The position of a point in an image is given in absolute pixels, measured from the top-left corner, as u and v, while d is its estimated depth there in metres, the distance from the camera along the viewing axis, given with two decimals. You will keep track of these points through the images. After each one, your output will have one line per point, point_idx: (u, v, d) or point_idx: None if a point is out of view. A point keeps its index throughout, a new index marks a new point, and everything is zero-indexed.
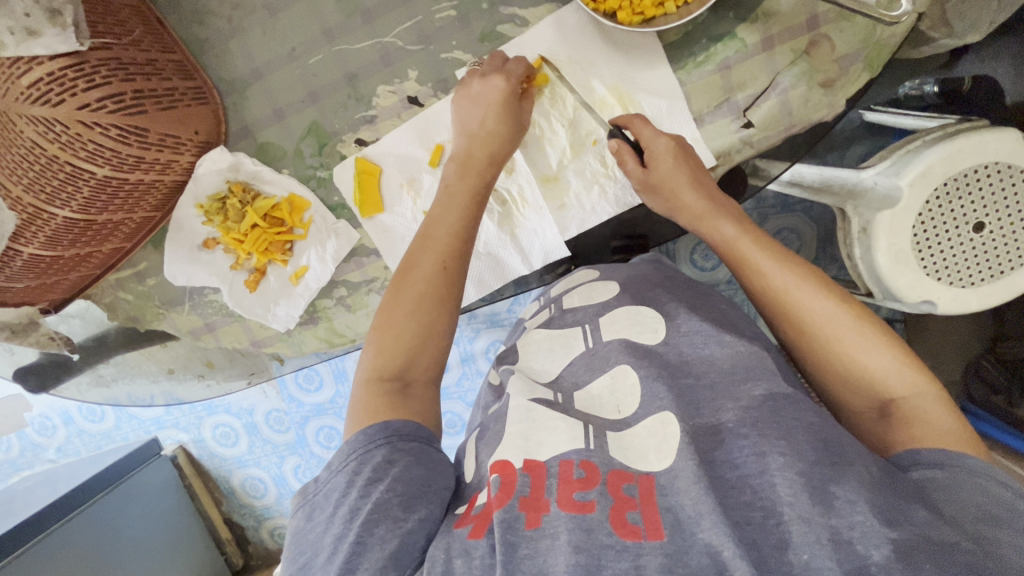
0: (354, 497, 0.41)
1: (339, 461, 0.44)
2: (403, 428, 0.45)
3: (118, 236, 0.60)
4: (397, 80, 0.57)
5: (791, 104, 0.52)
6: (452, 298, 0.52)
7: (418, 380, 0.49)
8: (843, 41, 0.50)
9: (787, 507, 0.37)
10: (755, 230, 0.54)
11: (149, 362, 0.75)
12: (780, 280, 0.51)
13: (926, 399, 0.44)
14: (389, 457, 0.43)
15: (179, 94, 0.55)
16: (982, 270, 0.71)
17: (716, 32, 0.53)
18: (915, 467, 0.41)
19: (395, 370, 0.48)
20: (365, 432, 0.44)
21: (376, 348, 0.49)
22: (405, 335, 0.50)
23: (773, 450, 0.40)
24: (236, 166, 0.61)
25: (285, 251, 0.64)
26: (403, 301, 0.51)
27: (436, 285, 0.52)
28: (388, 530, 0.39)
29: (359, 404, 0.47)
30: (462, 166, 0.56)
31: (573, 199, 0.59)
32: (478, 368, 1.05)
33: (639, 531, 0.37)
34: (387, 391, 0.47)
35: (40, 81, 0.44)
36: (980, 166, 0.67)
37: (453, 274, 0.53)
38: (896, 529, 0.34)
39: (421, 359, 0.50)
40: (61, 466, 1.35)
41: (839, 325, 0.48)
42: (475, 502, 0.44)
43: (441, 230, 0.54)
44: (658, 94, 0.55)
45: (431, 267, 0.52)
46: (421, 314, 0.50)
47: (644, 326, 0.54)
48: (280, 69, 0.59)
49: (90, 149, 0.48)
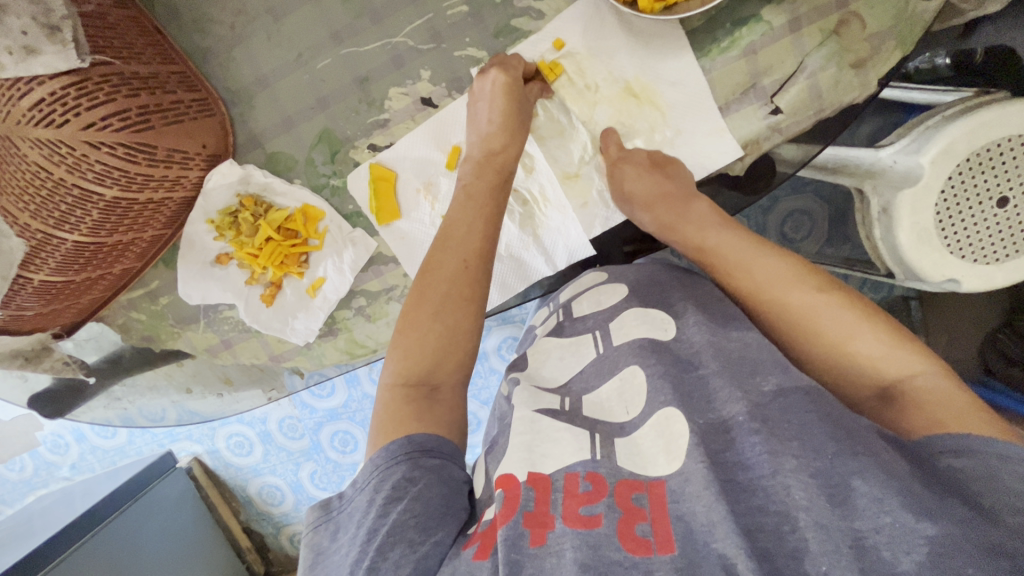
0: (372, 518, 0.40)
1: (363, 478, 0.43)
2: (425, 441, 0.43)
3: (130, 256, 0.58)
4: (410, 81, 0.55)
5: (820, 87, 0.50)
6: (476, 295, 0.50)
7: (446, 382, 0.47)
8: (873, 19, 0.48)
9: (802, 511, 0.35)
10: (733, 222, 0.55)
11: (165, 382, 0.74)
12: (761, 277, 0.51)
13: (923, 375, 0.43)
14: (410, 475, 0.41)
15: (184, 107, 0.52)
16: (1004, 245, 0.69)
17: (741, 16, 0.51)
18: (936, 453, 0.38)
19: (420, 375, 0.46)
20: (392, 448, 0.43)
21: (403, 352, 0.47)
22: (430, 337, 0.48)
23: (787, 452, 0.38)
24: (247, 179, 0.59)
25: (301, 263, 0.62)
26: (426, 302, 0.49)
27: (460, 284, 0.50)
28: (403, 554, 0.38)
29: (384, 410, 0.45)
30: (479, 163, 0.55)
31: (596, 196, 0.58)
32: (490, 366, 1.04)
33: (650, 544, 0.37)
34: (412, 396, 0.45)
35: (42, 103, 0.42)
36: (1005, 139, 0.65)
37: (477, 271, 0.51)
38: (936, 524, 0.32)
39: (447, 359, 0.48)
40: (77, 484, 1.34)
41: (820, 312, 0.48)
42: (482, 519, 0.43)
43: (461, 228, 0.52)
44: (681, 83, 0.53)
45: (451, 270, 0.50)
46: (444, 316, 0.48)
47: (653, 323, 0.53)
48: (287, 75, 0.57)
49: (97, 170, 0.46)
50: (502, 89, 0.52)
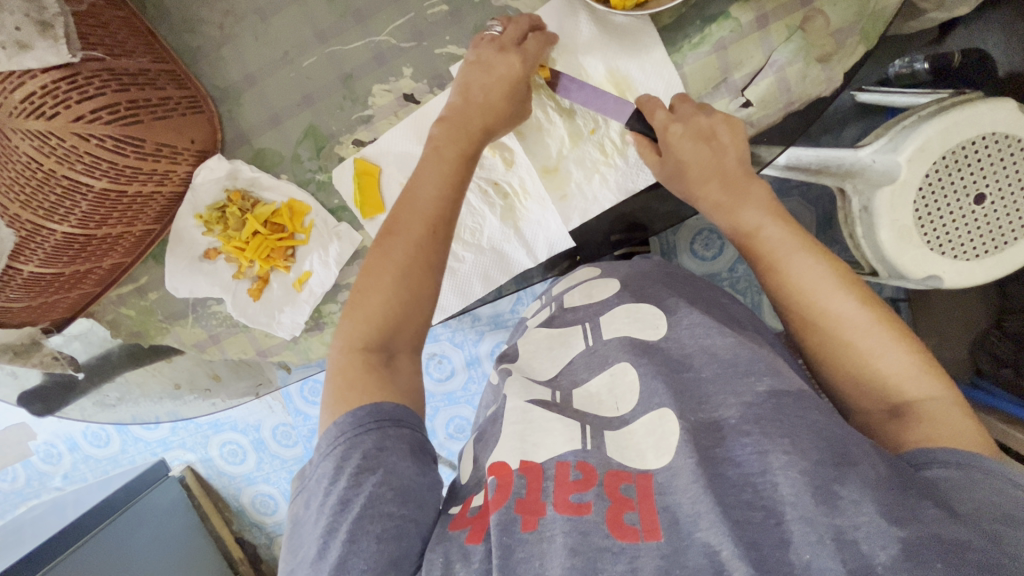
0: (342, 486, 0.40)
1: (328, 445, 0.42)
2: (393, 412, 0.43)
3: (118, 251, 0.59)
4: (392, 78, 0.57)
5: (789, 80, 0.52)
6: (438, 266, 0.49)
7: (404, 349, 0.47)
8: (837, 15, 0.50)
9: (789, 506, 0.36)
10: (779, 216, 0.52)
11: (154, 379, 0.75)
12: (801, 277, 0.49)
13: (941, 403, 0.44)
14: (380, 445, 0.41)
15: (174, 103, 0.54)
16: (984, 242, 0.71)
17: (710, 13, 0.52)
18: (929, 465, 0.40)
19: (379, 340, 0.46)
20: (356, 417, 0.42)
21: (364, 313, 0.47)
22: (392, 301, 0.47)
23: (776, 448, 0.39)
24: (234, 174, 0.60)
25: (287, 257, 0.64)
26: (388, 264, 0.48)
27: (425, 253, 0.48)
28: (382, 526, 0.38)
29: (341, 373, 0.45)
30: (449, 125, 0.52)
31: (574, 188, 0.59)
32: (483, 371, 1.05)
33: (637, 532, 0.37)
34: (371, 361, 0.45)
35: (34, 95, 0.43)
36: (978, 137, 0.67)
37: (442, 239, 0.50)
38: (905, 527, 0.33)
39: (408, 327, 0.47)
40: (69, 493, 1.34)
41: (855, 325, 0.47)
42: (469, 503, 0.43)
43: (424, 192, 0.50)
44: (654, 78, 0.55)
45: (415, 236, 0.49)
46: (407, 282, 0.47)
47: (645, 322, 0.53)
48: (274, 74, 0.59)
49: (87, 161, 0.48)
50: (484, 58, 0.52)
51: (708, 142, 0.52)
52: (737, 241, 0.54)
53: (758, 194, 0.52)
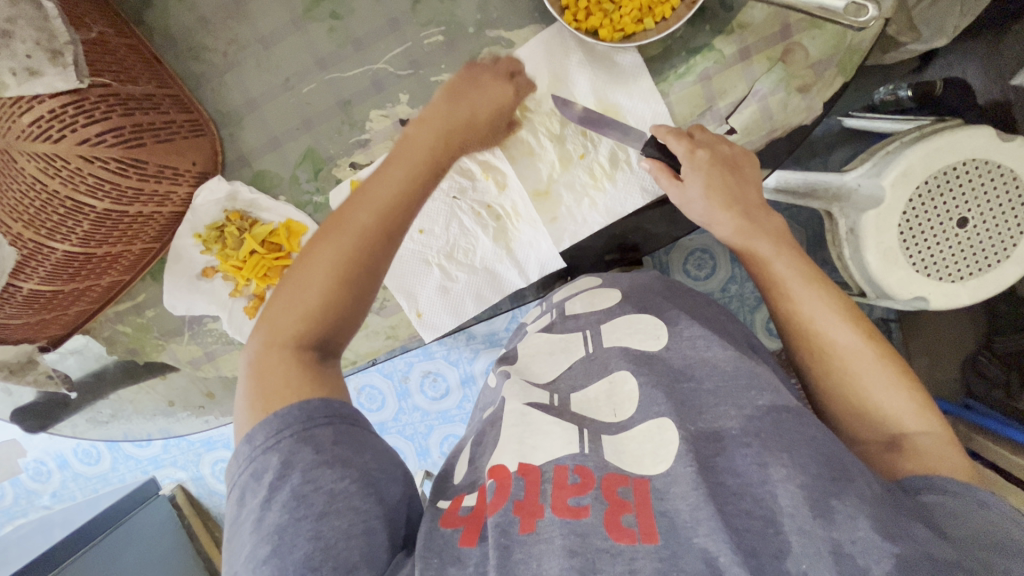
0: (294, 482, 0.39)
1: (267, 438, 0.41)
2: (345, 411, 0.43)
3: (118, 268, 0.60)
4: (389, 104, 0.59)
5: (771, 108, 0.54)
6: (383, 267, 0.48)
7: (331, 351, 0.46)
8: (815, 48, 0.52)
9: (787, 517, 0.37)
10: (790, 248, 0.54)
11: (148, 395, 0.75)
12: (808, 306, 0.51)
13: (936, 440, 0.45)
14: (335, 440, 0.41)
15: (176, 127, 0.56)
16: (968, 264, 0.72)
17: (695, 45, 0.55)
18: (926, 492, 0.42)
19: (315, 339, 0.45)
20: (305, 407, 0.42)
21: (299, 310, 0.45)
22: (333, 301, 0.45)
23: (775, 460, 0.40)
24: (233, 195, 0.62)
25: (284, 275, 0.65)
26: (330, 258, 0.46)
27: (372, 253, 0.47)
28: (350, 522, 0.38)
29: (270, 370, 0.43)
30: (425, 130, 0.52)
31: (564, 211, 0.61)
32: (477, 389, 1.06)
33: (635, 535, 0.38)
34: (303, 359, 0.44)
35: (41, 119, 0.45)
36: (958, 164, 0.69)
37: (390, 240, 0.48)
38: (899, 543, 0.35)
39: (342, 332, 0.46)
40: (57, 512, 1.32)
41: (859, 357, 0.48)
42: (462, 501, 0.44)
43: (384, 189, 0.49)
44: (641, 107, 0.56)
45: (365, 231, 0.47)
46: (353, 283, 0.46)
47: (645, 332, 0.54)
48: (275, 99, 0.60)
49: (90, 182, 0.49)
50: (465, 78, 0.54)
51: (733, 171, 0.54)
52: (744, 260, 0.56)
53: (775, 227, 0.55)
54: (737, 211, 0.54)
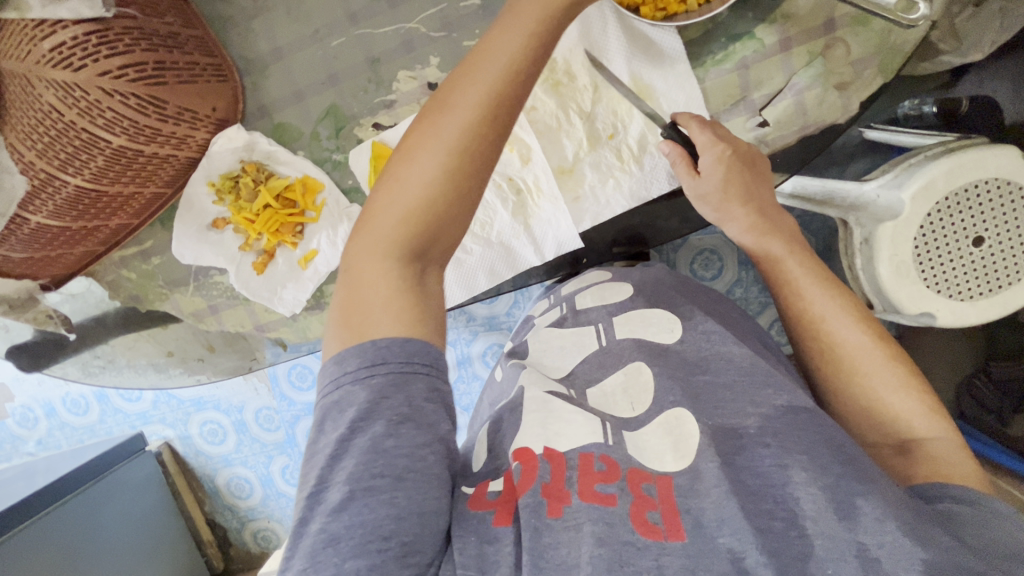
0: (348, 424, 0.36)
1: (331, 366, 0.39)
2: (438, 356, 0.39)
3: (127, 212, 0.59)
4: (418, 66, 0.57)
5: (806, 104, 0.53)
6: (487, 164, 0.41)
7: (435, 262, 0.42)
8: (858, 45, 0.51)
9: (810, 521, 0.36)
10: (803, 249, 0.55)
11: (148, 343, 0.73)
12: (819, 306, 0.52)
13: (947, 443, 0.45)
14: (395, 386, 0.37)
15: (199, 69, 0.54)
16: (979, 284, 0.72)
17: (736, 32, 0.54)
18: (940, 499, 0.41)
19: (417, 248, 0.40)
20: (402, 346, 0.38)
21: (399, 215, 0.39)
22: (439, 204, 0.39)
23: (796, 463, 0.39)
24: (251, 145, 0.60)
25: (296, 234, 0.63)
26: (432, 154, 0.39)
27: (478, 149, 0.40)
28: (395, 479, 0.35)
29: (376, 278, 0.39)
30: (514, 3, 0.42)
31: (588, 191, 0.60)
32: (473, 371, 1.05)
33: (660, 531, 0.37)
34: (411, 272, 0.40)
35: (63, 45, 0.44)
36: (981, 181, 0.69)
37: (495, 133, 0.41)
38: (927, 549, 0.34)
39: (449, 237, 0.41)
40: (41, 458, 1.32)
41: (867, 357, 0.49)
42: (487, 485, 0.43)
43: (493, 65, 0.40)
44: (676, 90, 0.56)
45: (466, 117, 0.40)
46: (456, 186, 0.40)
47: (659, 326, 0.54)
48: (302, 50, 0.59)
49: (108, 117, 0.48)
50: None
51: (749, 167, 0.53)
52: (758, 263, 0.56)
53: (787, 227, 0.56)
54: (752, 208, 0.54)
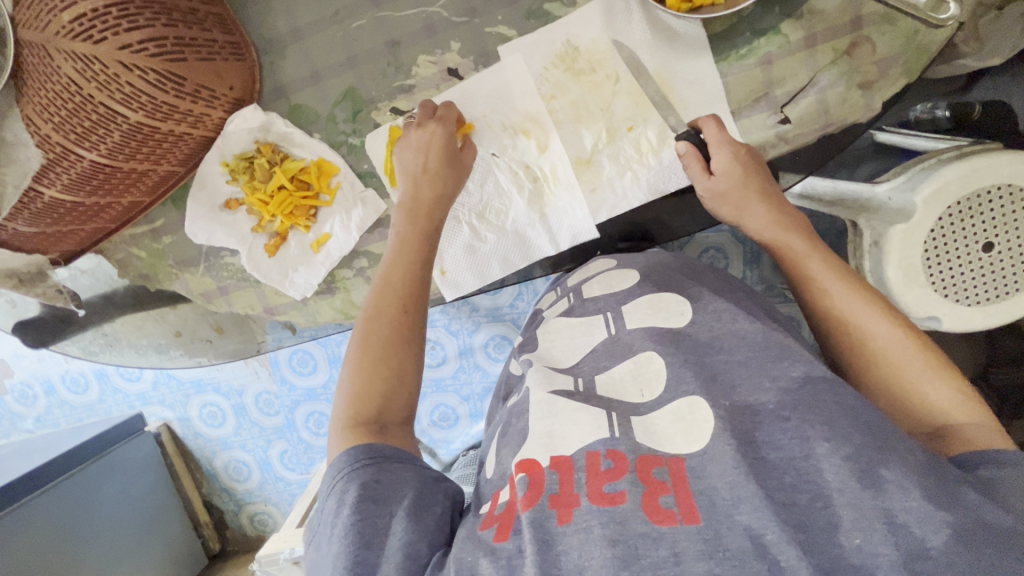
0: (347, 513, 0.41)
1: (328, 484, 0.44)
2: (386, 449, 0.45)
3: (140, 189, 0.59)
4: (439, 51, 0.57)
5: (829, 102, 0.53)
6: (414, 337, 0.52)
7: (394, 422, 0.48)
8: (884, 43, 0.51)
9: (836, 492, 0.36)
10: (824, 248, 0.55)
11: (154, 324, 0.72)
12: (843, 300, 0.52)
13: (985, 426, 0.44)
14: (378, 477, 0.43)
15: (218, 47, 0.53)
16: (989, 290, 0.72)
17: (762, 26, 0.53)
18: (980, 467, 0.40)
19: (369, 415, 0.47)
20: (359, 458, 0.44)
21: (349, 374, 0.49)
22: (374, 383, 0.48)
23: (818, 435, 0.39)
24: (267, 126, 0.60)
25: (309, 217, 0.63)
26: (373, 338, 0.51)
27: (397, 328, 0.52)
28: (393, 542, 0.40)
29: (336, 454, 0.45)
30: (409, 212, 0.57)
31: (605, 182, 0.59)
32: (475, 361, 1.05)
33: (675, 516, 0.37)
34: (363, 435, 0.46)
35: (84, 17, 0.45)
36: (992, 188, 0.68)
37: (416, 314, 0.53)
38: (951, 512, 0.34)
39: (394, 405, 0.48)
40: (39, 436, 1.32)
41: (896, 348, 0.49)
42: (497, 500, 0.44)
43: (395, 275, 0.55)
44: (697, 84, 0.55)
45: (391, 317, 0.52)
46: (390, 358, 0.50)
47: (670, 310, 0.53)
48: (322, 31, 0.58)
49: (126, 91, 0.48)
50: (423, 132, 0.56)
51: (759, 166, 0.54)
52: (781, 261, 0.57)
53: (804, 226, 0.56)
54: (773, 203, 0.55)
